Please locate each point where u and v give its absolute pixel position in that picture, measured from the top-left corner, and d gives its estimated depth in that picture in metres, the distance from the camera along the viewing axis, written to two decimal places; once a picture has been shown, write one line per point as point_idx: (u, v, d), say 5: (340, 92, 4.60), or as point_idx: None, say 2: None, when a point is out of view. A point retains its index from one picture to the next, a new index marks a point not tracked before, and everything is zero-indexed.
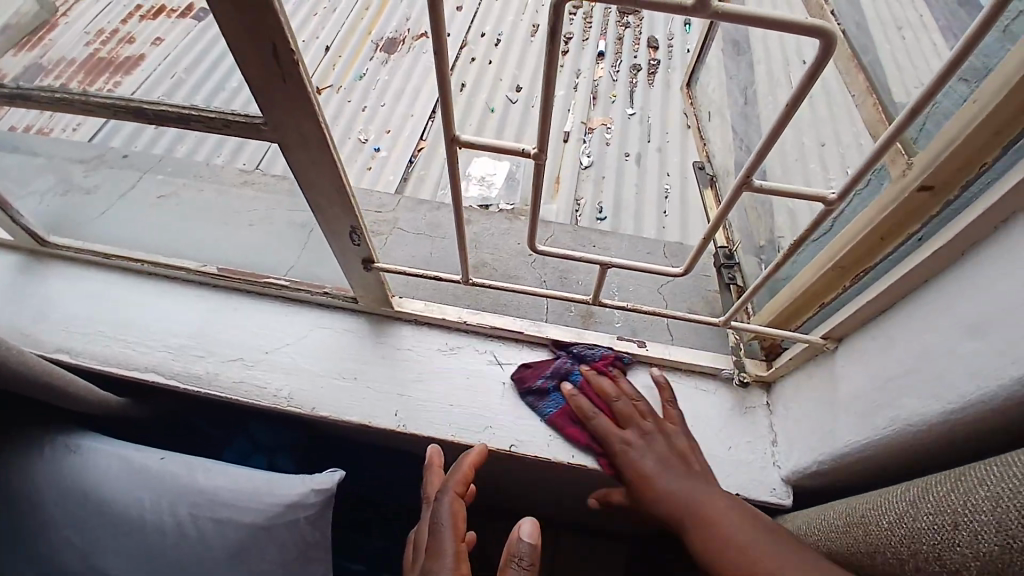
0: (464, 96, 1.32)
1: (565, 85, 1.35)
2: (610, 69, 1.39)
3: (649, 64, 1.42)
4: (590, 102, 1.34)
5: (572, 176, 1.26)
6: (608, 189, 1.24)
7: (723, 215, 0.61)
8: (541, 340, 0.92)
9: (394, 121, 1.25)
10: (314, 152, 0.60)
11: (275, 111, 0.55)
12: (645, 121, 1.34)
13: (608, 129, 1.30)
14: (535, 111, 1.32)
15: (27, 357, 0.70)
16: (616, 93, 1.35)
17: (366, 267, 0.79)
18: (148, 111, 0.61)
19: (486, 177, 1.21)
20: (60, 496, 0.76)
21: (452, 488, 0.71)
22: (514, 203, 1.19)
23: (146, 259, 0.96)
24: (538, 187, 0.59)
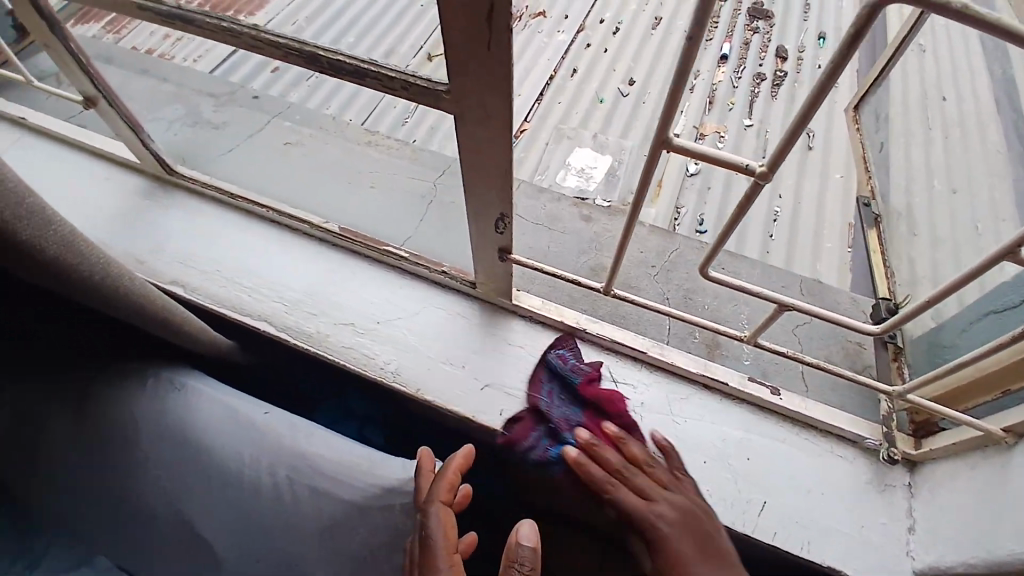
0: (575, 82, 1.23)
1: (683, 86, 1.27)
2: (732, 73, 1.28)
3: (774, 75, 1.27)
4: (707, 107, 1.23)
5: (676, 178, 1.14)
6: (713, 201, 1.10)
7: (974, 273, 0.54)
8: (664, 366, 0.86)
9: None
10: (487, 130, 0.53)
11: (463, 79, 0.48)
12: (761, 134, 1.19)
13: (721, 137, 1.18)
14: (648, 106, 1.20)
15: (146, 290, 0.69)
16: (734, 102, 1.23)
17: (502, 257, 0.73)
18: (322, 58, 0.55)
19: (585, 169, 1.14)
20: (159, 433, 0.76)
21: (439, 497, 0.64)
22: (611, 200, 1.12)
23: (271, 205, 0.93)
24: (750, 196, 0.53)
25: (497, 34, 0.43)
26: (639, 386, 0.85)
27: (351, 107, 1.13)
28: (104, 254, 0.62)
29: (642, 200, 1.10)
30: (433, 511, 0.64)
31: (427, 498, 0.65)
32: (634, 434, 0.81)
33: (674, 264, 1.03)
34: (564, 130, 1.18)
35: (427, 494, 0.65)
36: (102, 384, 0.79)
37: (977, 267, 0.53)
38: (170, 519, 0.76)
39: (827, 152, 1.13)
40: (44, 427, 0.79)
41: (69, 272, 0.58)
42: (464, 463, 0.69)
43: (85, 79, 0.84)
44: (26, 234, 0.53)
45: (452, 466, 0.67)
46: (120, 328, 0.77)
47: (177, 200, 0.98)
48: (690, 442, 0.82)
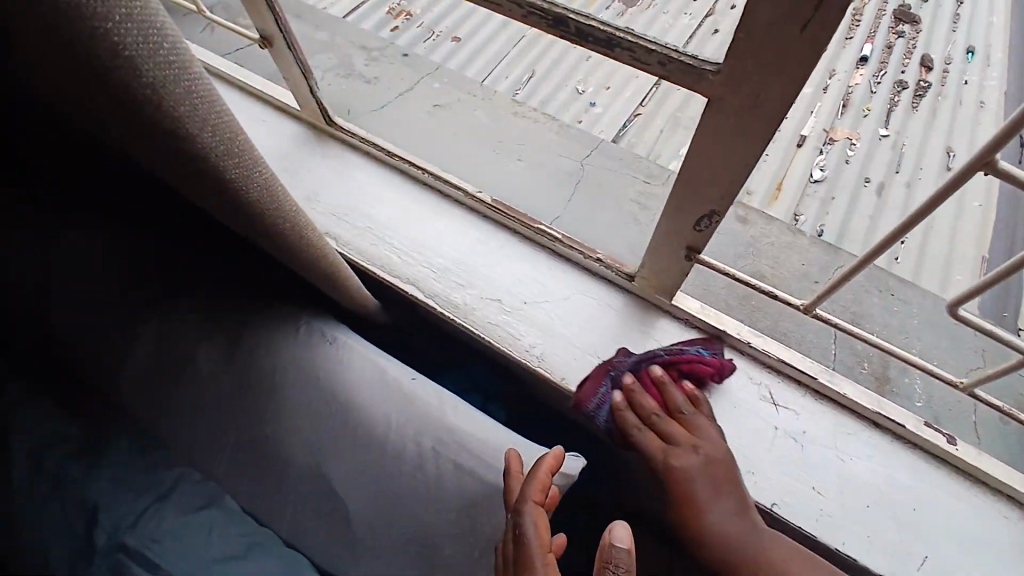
0: None
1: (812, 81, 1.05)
2: (871, 76, 1.04)
3: (919, 83, 1.02)
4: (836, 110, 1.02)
5: (796, 183, 1.00)
6: (837, 211, 0.98)
7: None
8: (832, 395, 0.79)
9: None
10: (744, 123, 0.48)
11: (742, 63, 0.43)
12: (898, 147, 0.98)
13: (851, 146, 0.99)
14: None
15: (324, 244, 0.68)
16: (870, 108, 1.00)
17: (688, 257, 0.67)
18: (573, 23, 0.48)
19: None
20: (307, 384, 0.75)
21: (531, 495, 0.58)
22: None
23: (426, 167, 0.91)
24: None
25: (821, 12, 0.37)
26: (801, 412, 0.79)
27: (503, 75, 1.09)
28: (298, 207, 0.61)
29: (759, 200, 1.00)
30: (524, 511, 0.57)
31: (517, 498, 0.59)
32: (790, 462, 0.76)
33: (839, 281, 0.95)
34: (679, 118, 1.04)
35: (519, 491, 0.58)
36: (257, 324, 0.78)
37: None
38: (305, 474, 0.74)
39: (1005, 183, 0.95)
40: (193, 362, 0.78)
41: (271, 218, 0.58)
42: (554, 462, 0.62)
43: (271, 22, 0.78)
44: (234, 172, 0.51)
45: (544, 466, 0.61)
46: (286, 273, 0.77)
47: (332, 151, 0.96)
48: (852, 481, 0.75)
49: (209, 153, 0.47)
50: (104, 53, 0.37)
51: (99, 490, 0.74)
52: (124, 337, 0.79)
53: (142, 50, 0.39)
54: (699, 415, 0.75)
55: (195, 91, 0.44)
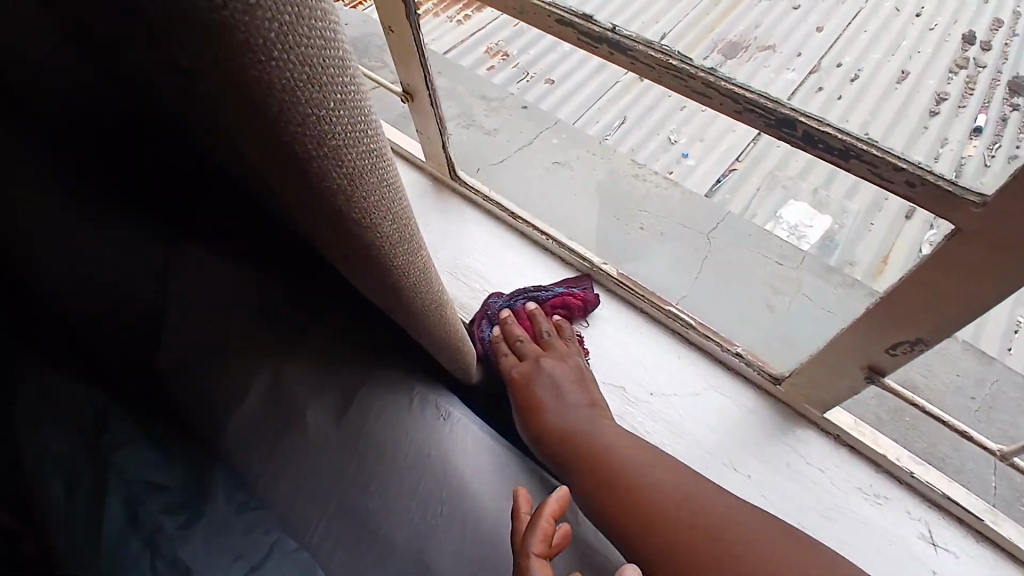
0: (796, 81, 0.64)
1: None
2: None
3: None
4: None
5: None
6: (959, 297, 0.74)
7: None
8: (992, 537, 0.69)
9: None
10: (990, 259, 0.42)
11: (1013, 198, 0.38)
12: None
13: None
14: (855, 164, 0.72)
15: (455, 323, 0.64)
16: None
17: (868, 376, 0.61)
18: (797, 122, 0.47)
19: (800, 229, 0.79)
20: (416, 459, 0.75)
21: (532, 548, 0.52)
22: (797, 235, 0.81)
23: (553, 234, 0.88)
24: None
25: None
26: (964, 558, 0.69)
27: None
28: (442, 288, 0.58)
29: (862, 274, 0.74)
30: (526, 567, 0.52)
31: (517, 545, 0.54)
32: None
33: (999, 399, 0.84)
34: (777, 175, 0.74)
35: (518, 542, 0.53)
36: (373, 385, 0.79)
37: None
38: (406, 556, 0.69)
39: None
40: (302, 419, 0.76)
41: (421, 303, 0.54)
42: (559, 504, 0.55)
43: (420, 77, 0.79)
44: (399, 258, 0.46)
45: (547, 510, 0.55)
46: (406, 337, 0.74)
47: (452, 206, 0.95)
48: None
49: (387, 246, 0.43)
50: (314, 164, 0.32)
51: (191, 549, 0.66)
52: (234, 379, 0.77)
53: (350, 150, 0.34)
54: (560, 341, 0.81)
55: (383, 182, 0.39)
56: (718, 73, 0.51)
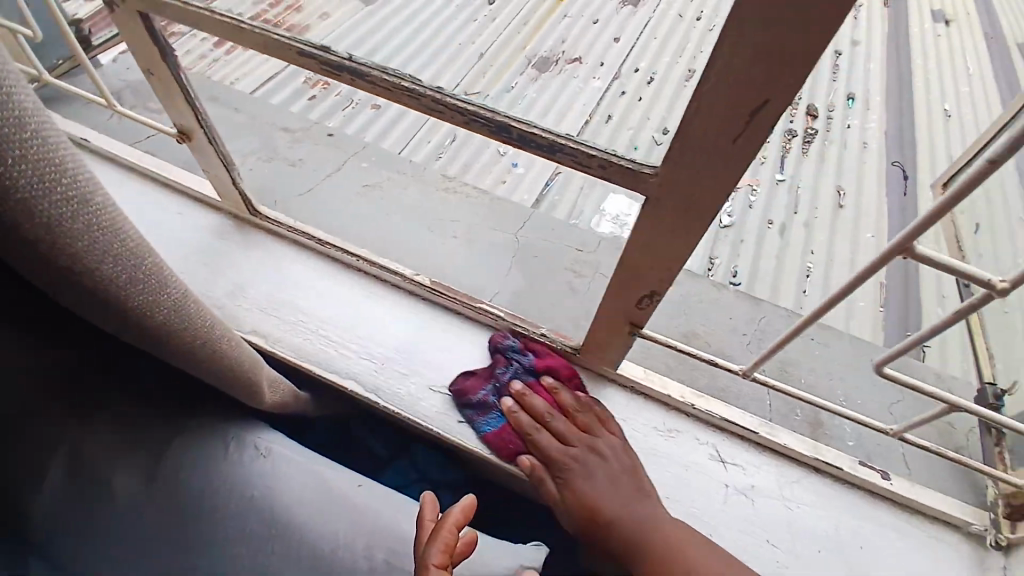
0: None
1: None
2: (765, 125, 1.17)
3: (807, 131, 1.15)
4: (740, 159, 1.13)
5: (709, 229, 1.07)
6: (747, 253, 1.05)
7: None
8: (772, 445, 0.81)
9: None
10: (683, 217, 0.50)
11: (677, 168, 0.45)
12: (794, 190, 1.09)
13: (753, 190, 1.08)
14: None
15: (236, 352, 0.62)
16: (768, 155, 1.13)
17: (631, 331, 0.70)
18: (515, 128, 0.50)
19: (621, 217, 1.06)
20: (239, 506, 0.70)
21: (433, 557, 0.54)
22: None
23: (360, 253, 0.88)
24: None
25: (749, 128, 0.40)
26: (749, 467, 0.81)
27: (429, 149, 1.10)
28: (209, 318, 0.56)
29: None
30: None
31: (420, 556, 0.56)
32: (743, 521, 0.77)
33: (764, 330, 1.01)
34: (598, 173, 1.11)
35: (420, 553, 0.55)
36: (186, 439, 0.72)
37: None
38: None
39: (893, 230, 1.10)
40: (108, 489, 0.69)
41: (178, 340, 0.53)
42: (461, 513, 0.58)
43: (190, 114, 0.81)
44: (140, 301, 0.45)
45: (448, 524, 0.57)
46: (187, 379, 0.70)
47: (256, 240, 0.94)
48: (803, 528, 0.78)
49: (110, 284, 0.42)
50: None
51: None
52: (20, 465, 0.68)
53: (52, 196, 0.34)
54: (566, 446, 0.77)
55: (97, 226, 0.38)
56: (443, 90, 0.52)
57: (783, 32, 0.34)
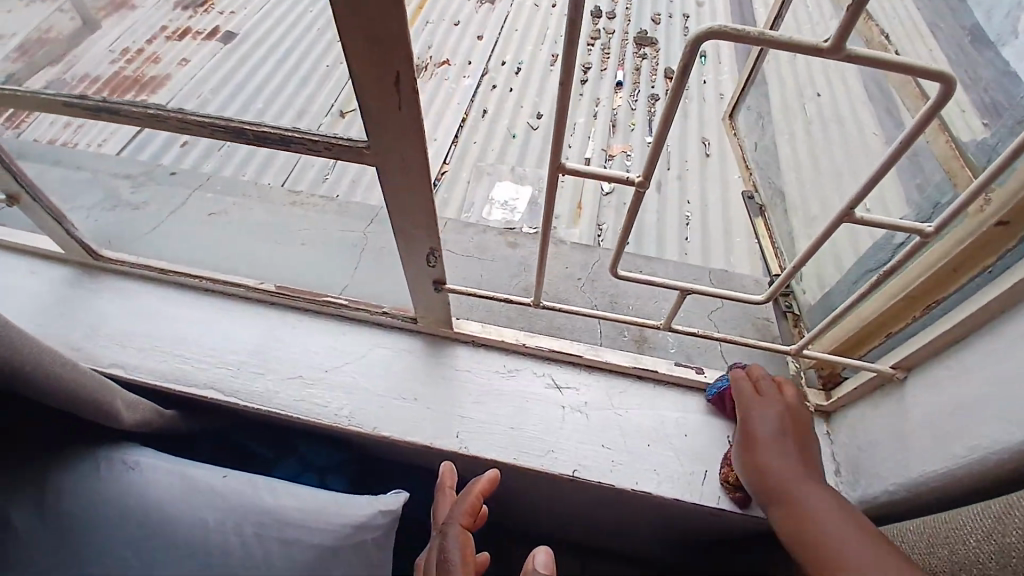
0: (486, 121, 1.28)
1: (585, 113, 1.28)
2: (629, 98, 1.31)
3: (669, 95, 1.31)
4: (608, 130, 1.26)
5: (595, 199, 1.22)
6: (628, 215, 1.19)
7: (822, 241, 0.64)
8: (599, 365, 0.94)
9: (497, 111, 1.30)
10: (413, 178, 0.61)
11: (379, 137, 0.57)
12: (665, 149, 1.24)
13: (628, 155, 1.21)
14: (558, 137, 1.28)
15: (74, 376, 0.69)
16: (637, 122, 1.27)
17: (437, 289, 0.80)
18: (249, 132, 0.62)
19: (510, 203, 1.21)
20: (110, 518, 0.75)
21: (459, 516, 0.69)
22: (536, 226, 1.20)
23: (204, 274, 0.96)
24: (686, 65, 0.48)
25: (406, 98, 0.52)
26: (582, 387, 0.92)
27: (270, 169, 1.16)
28: (26, 344, 0.64)
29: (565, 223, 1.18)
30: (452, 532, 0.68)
31: (449, 518, 0.70)
32: (580, 433, 0.88)
33: (598, 272, 1.13)
34: (483, 166, 1.23)
35: (449, 512, 0.70)
36: (61, 467, 0.77)
37: (877, 173, 0.57)
38: None
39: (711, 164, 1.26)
40: None
41: None
42: (485, 488, 0.73)
43: (9, 177, 0.87)
44: None
45: (474, 489, 0.72)
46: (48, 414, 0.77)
47: (107, 283, 1.00)
48: (633, 428, 0.89)
49: None
50: None
51: None
52: None
53: None
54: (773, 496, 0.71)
55: None
56: (183, 112, 0.63)
57: (370, 21, 0.45)
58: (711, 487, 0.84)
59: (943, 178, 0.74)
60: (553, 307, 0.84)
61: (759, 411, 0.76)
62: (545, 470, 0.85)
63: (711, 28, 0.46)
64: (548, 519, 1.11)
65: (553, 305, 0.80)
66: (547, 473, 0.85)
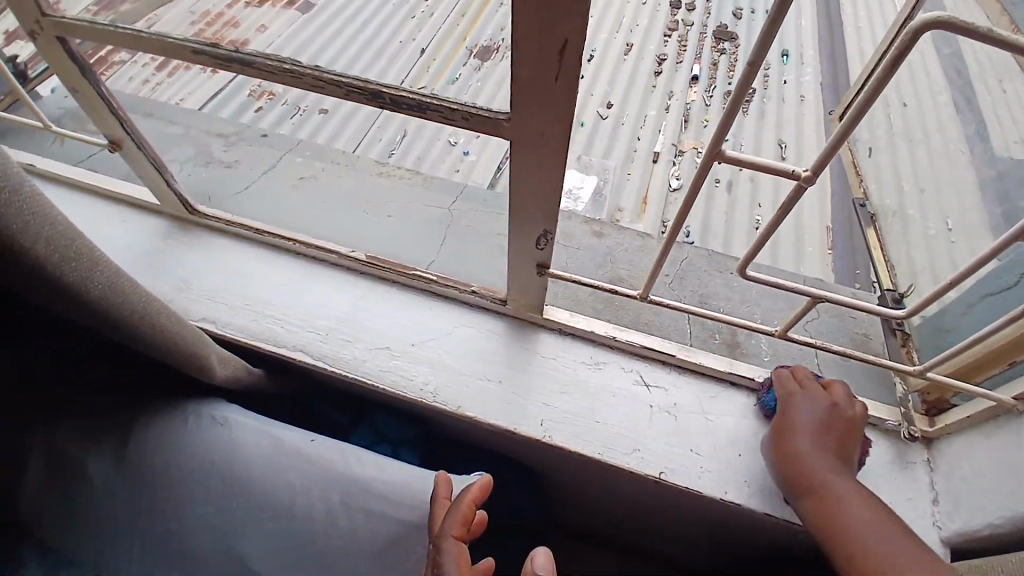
0: None
1: (656, 104, 1.23)
2: (704, 92, 1.22)
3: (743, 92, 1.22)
4: (681, 127, 1.20)
5: (659, 197, 1.17)
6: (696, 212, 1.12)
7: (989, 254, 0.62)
8: (691, 366, 0.89)
9: (587, 97, 1.25)
10: (544, 154, 0.59)
11: (524, 107, 0.54)
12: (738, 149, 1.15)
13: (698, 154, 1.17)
14: (626, 129, 1.21)
15: (171, 322, 0.70)
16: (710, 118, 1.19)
17: (540, 272, 0.78)
18: (385, 94, 0.61)
19: (574, 191, 1.18)
20: (203, 469, 0.78)
21: (450, 530, 0.63)
22: (598, 217, 1.15)
23: (299, 238, 0.96)
24: (902, 51, 0.44)
25: (565, 69, 0.49)
26: (670, 388, 0.89)
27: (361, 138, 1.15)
28: (132, 286, 0.64)
29: (629, 217, 1.15)
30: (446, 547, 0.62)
31: (439, 531, 0.64)
32: (667, 434, 0.85)
33: (686, 269, 1.08)
34: None
35: (439, 527, 0.63)
36: (145, 420, 0.80)
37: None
38: (219, 557, 0.76)
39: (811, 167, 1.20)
40: (94, 467, 0.79)
41: (108, 301, 0.61)
42: (477, 497, 0.66)
43: (115, 124, 0.88)
44: (57, 255, 0.53)
45: (467, 499, 0.65)
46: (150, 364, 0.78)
47: (200, 238, 1.01)
48: (723, 435, 0.85)
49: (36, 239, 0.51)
50: None
51: None
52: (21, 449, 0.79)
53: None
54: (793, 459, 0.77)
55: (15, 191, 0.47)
56: (319, 69, 0.62)
57: None
58: None
59: None
60: (658, 301, 0.80)
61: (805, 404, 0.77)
62: (631, 469, 0.82)
63: (936, 17, 0.43)
64: (614, 516, 1.09)
65: (658, 299, 0.77)
66: (633, 472, 0.82)
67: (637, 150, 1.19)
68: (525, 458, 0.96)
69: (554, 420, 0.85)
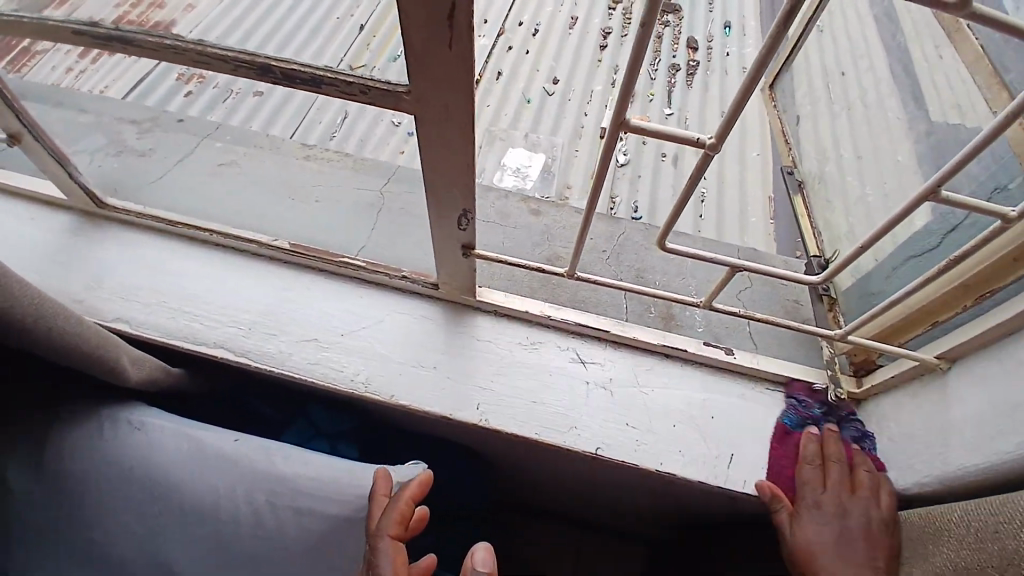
0: (499, 86, 1.20)
1: (602, 81, 1.23)
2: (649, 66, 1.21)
3: (688, 64, 1.22)
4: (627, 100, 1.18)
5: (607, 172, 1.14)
6: (645, 187, 1.13)
7: (900, 215, 0.63)
8: (626, 342, 0.90)
9: (522, 71, 1.22)
10: (451, 130, 0.56)
11: (422, 80, 0.52)
12: (683, 121, 1.13)
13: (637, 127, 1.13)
14: (573, 104, 1.20)
15: (79, 328, 0.65)
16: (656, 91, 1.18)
17: (466, 254, 0.76)
18: (276, 69, 0.57)
19: (523, 169, 1.15)
20: (120, 479, 0.74)
21: (387, 530, 0.62)
22: (548, 196, 1.13)
23: (217, 229, 0.91)
24: (792, 9, 0.43)
25: (458, 38, 0.47)
26: (607, 364, 0.89)
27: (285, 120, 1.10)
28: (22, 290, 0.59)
29: (577, 194, 1.13)
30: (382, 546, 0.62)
31: (375, 529, 0.63)
32: (605, 411, 0.85)
33: (624, 245, 1.08)
34: (496, 132, 1.16)
35: (375, 525, 0.63)
36: (52, 432, 0.75)
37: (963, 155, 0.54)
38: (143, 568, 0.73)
39: (743, 137, 1.21)
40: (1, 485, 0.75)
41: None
42: (416, 492, 0.66)
43: (11, 117, 0.81)
44: None
45: (406, 494, 0.65)
46: (54, 370, 0.73)
47: (111, 234, 0.95)
48: (659, 408, 0.86)
49: None
50: None
51: None
52: None
53: None
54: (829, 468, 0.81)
55: None
56: (203, 44, 0.58)
57: None
58: (737, 474, 0.82)
59: (1011, 158, 0.69)
60: (588, 277, 0.80)
61: (833, 496, 0.78)
62: (568, 447, 0.82)
63: None
64: (561, 493, 1.09)
65: (588, 276, 0.76)
66: (571, 450, 0.83)
67: (584, 127, 1.18)
68: (466, 442, 0.95)
69: (491, 403, 0.84)
